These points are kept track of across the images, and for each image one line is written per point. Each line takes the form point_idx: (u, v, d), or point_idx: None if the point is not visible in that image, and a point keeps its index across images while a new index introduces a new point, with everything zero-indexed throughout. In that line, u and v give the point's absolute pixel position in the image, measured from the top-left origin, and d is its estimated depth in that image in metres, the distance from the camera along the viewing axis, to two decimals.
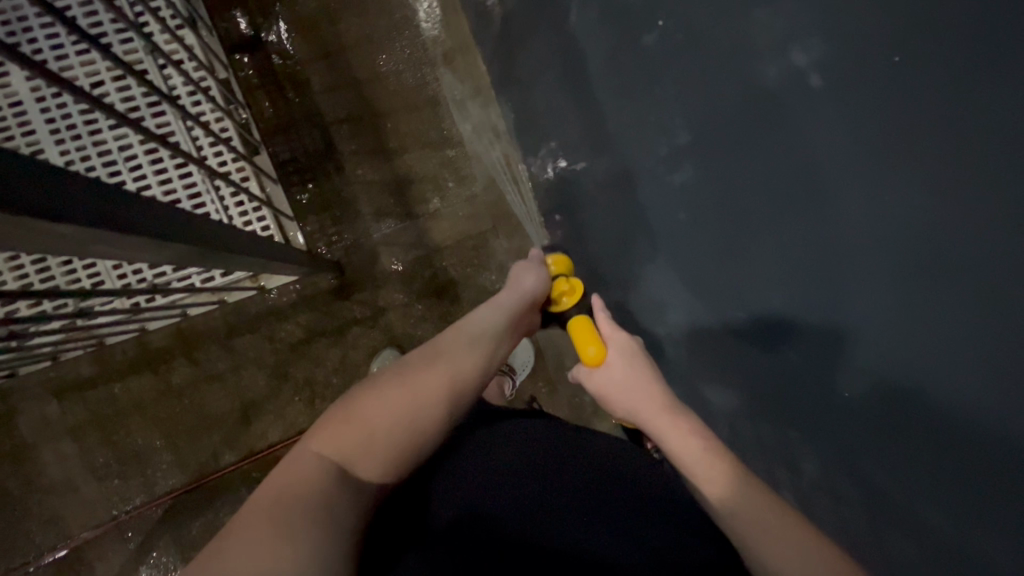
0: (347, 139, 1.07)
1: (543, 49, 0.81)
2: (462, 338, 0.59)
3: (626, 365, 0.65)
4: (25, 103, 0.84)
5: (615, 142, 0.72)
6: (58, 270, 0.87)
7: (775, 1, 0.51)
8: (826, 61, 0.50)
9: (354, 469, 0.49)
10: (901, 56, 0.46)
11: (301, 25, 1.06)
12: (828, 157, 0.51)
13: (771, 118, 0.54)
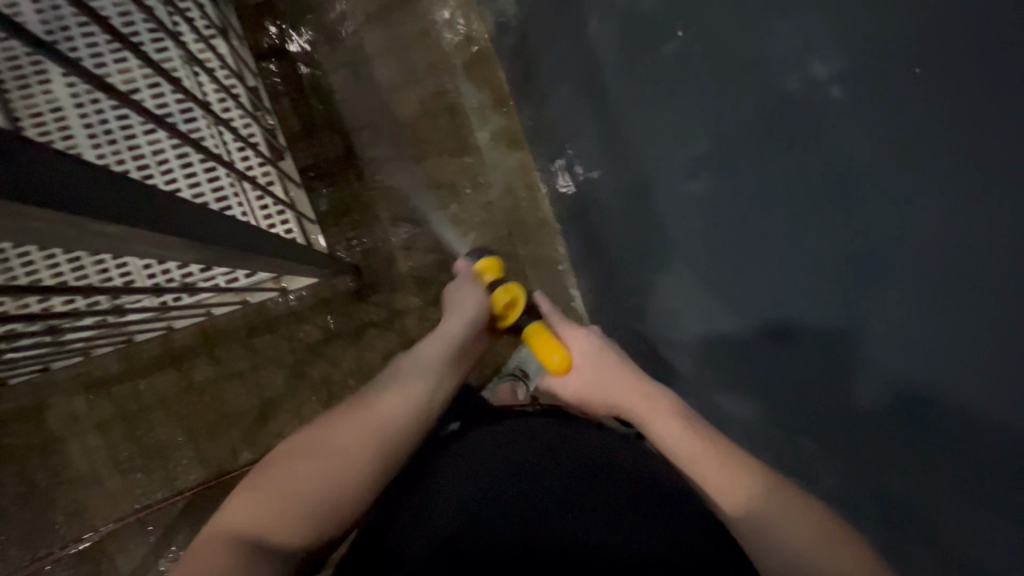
0: (367, 145, 1.09)
1: (562, 58, 0.82)
2: (387, 388, 0.62)
3: (595, 365, 0.67)
4: (65, 108, 0.88)
5: (632, 149, 0.72)
6: (92, 268, 0.90)
7: (793, 14, 0.51)
8: (847, 70, 0.49)
9: (275, 527, 0.52)
10: (921, 67, 0.45)
11: (326, 34, 1.09)
12: (850, 166, 0.50)
13: (792, 126, 0.53)
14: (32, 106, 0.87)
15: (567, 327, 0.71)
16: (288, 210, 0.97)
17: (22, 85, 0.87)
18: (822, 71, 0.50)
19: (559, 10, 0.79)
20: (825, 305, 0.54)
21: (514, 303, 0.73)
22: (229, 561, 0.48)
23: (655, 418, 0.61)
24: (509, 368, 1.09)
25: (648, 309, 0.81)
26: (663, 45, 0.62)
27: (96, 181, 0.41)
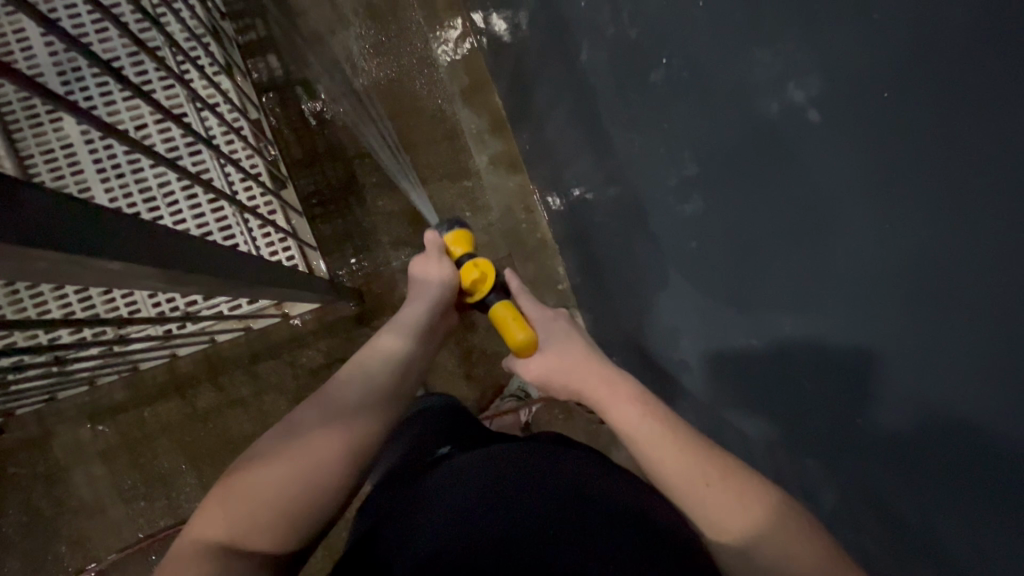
0: (369, 171, 1.12)
1: (556, 85, 0.84)
2: (356, 396, 0.62)
3: (558, 350, 0.67)
4: (76, 146, 0.91)
5: (626, 172, 0.74)
6: (100, 298, 0.92)
7: (772, 41, 0.50)
8: (824, 94, 0.47)
9: (247, 541, 0.53)
10: (890, 92, 0.43)
11: (328, 67, 1.12)
12: (830, 188, 0.49)
13: (775, 148, 0.53)
14: (44, 144, 0.90)
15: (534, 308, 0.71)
16: (291, 240, 0.99)
17: (34, 123, 0.90)
18: (800, 97, 0.49)
19: (550, 40, 0.81)
20: (815, 323, 0.54)
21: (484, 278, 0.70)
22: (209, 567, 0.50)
23: (612, 399, 0.62)
24: (512, 389, 1.09)
25: (648, 328, 0.81)
26: (650, 72, 0.63)
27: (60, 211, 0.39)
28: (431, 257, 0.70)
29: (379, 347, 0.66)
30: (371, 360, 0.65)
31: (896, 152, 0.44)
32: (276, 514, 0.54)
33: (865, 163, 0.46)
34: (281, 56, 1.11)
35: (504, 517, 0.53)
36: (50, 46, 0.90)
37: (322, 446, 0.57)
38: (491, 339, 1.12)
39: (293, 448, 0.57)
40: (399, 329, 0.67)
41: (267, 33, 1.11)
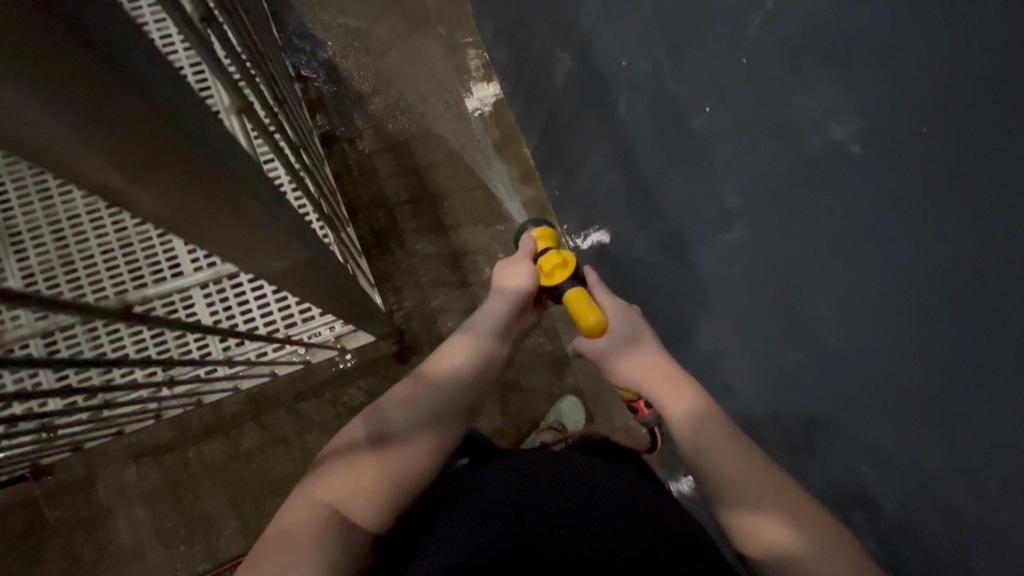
0: (409, 217, 1.20)
1: (591, 136, 0.92)
2: (436, 385, 0.66)
3: (626, 339, 0.70)
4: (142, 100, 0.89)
5: (660, 210, 0.81)
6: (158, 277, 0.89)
7: (811, 87, 0.51)
8: (865, 131, 0.48)
9: (349, 514, 0.58)
10: (926, 126, 0.43)
11: (370, 125, 1.22)
12: (863, 224, 0.51)
13: (812, 181, 0.54)
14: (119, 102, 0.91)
15: (604, 296, 0.73)
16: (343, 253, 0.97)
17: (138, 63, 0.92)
18: (840, 135, 0.50)
19: (583, 99, 0.90)
20: (833, 345, 0.59)
21: (563, 264, 0.74)
22: (316, 534, 0.56)
23: (674, 396, 0.65)
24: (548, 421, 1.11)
25: (687, 357, 0.86)
26: (691, 119, 0.66)
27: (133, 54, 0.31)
28: (519, 259, 0.75)
29: (450, 357, 0.69)
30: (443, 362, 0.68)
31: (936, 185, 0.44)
32: (373, 480, 0.60)
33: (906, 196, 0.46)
34: (327, 115, 1.21)
35: (574, 504, 0.60)
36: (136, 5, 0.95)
37: (411, 436, 0.63)
38: (527, 375, 1.16)
39: (384, 434, 0.62)
40: (484, 320, 0.71)
41: (316, 95, 1.22)
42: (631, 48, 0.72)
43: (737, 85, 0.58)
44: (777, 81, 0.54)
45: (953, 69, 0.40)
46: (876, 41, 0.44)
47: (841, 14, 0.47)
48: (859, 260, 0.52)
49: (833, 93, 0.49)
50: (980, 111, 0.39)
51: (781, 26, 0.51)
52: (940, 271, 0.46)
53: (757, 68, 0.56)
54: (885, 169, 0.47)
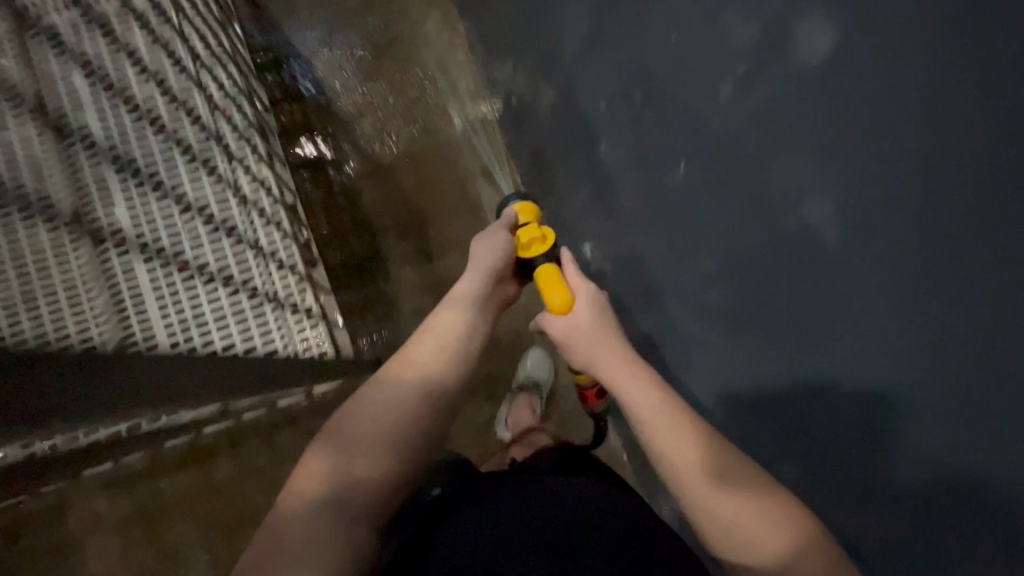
0: (393, 245, 1.16)
1: (575, 172, 0.88)
2: (422, 363, 0.56)
3: (597, 324, 0.60)
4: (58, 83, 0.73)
5: (642, 258, 0.76)
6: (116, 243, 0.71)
7: (787, 161, 0.47)
8: (838, 215, 0.44)
9: (348, 505, 0.48)
10: (895, 215, 0.39)
11: (356, 148, 1.19)
12: (837, 314, 0.46)
13: (788, 258, 0.50)
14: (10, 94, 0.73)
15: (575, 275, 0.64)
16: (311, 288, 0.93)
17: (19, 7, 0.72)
18: (814, 217, 0.46)
19: (567, 134, 0.85)
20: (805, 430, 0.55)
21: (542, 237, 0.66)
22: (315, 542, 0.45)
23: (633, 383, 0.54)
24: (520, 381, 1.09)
25: None
26: (667, 176, 0.63)
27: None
28: (492, 231, 0.66)
29: (441, 324, 0.59)
30: (435, 333, 0.58)
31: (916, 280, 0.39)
32: (376, 444, 0.51)
33: (889, 288, 0.41)
34: (312, 137, 1.18)
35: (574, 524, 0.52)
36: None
37: (415, 403, 0.53)
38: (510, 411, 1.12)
39: (375, 407, 0.52)
40: (463, 297, 0.60)
41: (306, 118, 1.18)
42: (612, 96, 0.68)
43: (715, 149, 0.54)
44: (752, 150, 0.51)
45: (948, 160, 0.35)
46: (859, 116, 0.40)
47: (824, 81, 0.42)
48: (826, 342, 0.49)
49: (814, 169, 0.45)
50: (962, 201, 0.35)
51: (763, 91, 0.47)
52: (914, 372, 0.41)
53: (723, 134, 0.53)
54: (862, 257, 0.43)
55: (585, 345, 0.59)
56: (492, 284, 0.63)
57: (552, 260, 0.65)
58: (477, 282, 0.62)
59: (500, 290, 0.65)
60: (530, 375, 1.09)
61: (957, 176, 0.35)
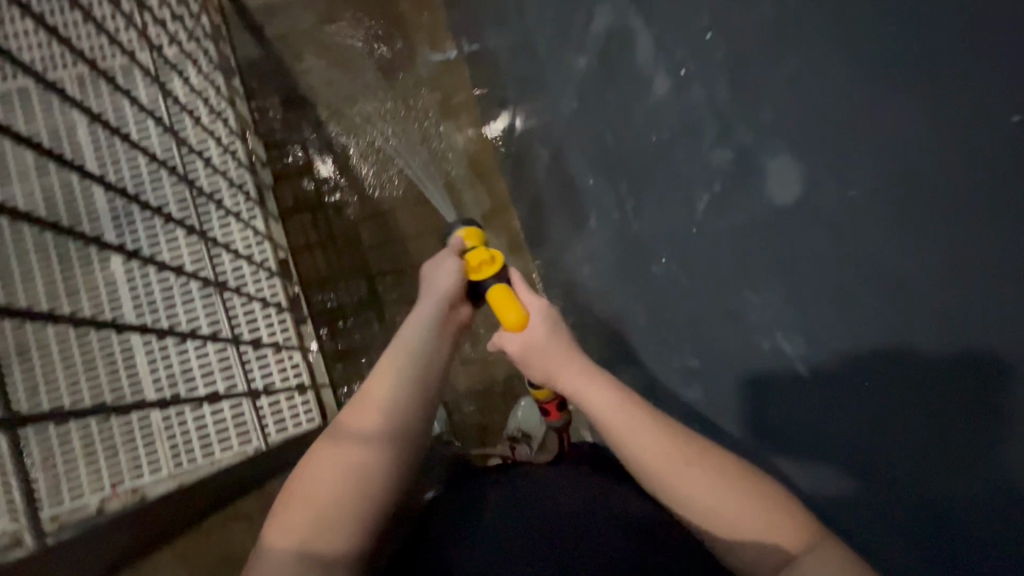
0: (389, 289, 1.12)
1: (570, 231, 0.83)
2: (391, 391, 0.51)
3: (553, 334, 0.54)
4: (74, 184, 0.74)
5: (632, 335, 0.72)
6: (96, 343, 0.70)
7: (761, 289, 0.46)
8: (812, 354, 0.43)
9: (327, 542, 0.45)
10: (872, 382, 0.39)
11: (355, 188, 1.15)
12: (821, 450, 0.45)
13: (767, 381, 0.49)
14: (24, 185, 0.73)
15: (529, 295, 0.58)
16: (298, 355, 0.84)
17: (52, 139, 0.76)
18: (789, 348, 0.45)
19: (564, 194, 0.81)
20: None
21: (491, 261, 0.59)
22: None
23: (592, 388, 0.51)
24: (508, 433, 1.03)
25: None
26: (652, 266, 0.61)
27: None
28: (445, 255, 0.59)
29: (393, 362, 0.52)
30: (387, 378, 0.51)
31: (887, 433, 0.39)
32: (337, 524, 0.45)
33: (869, 436, 0.40)
34: (312, 176, 1.15)
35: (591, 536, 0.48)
36: (55, 53, 0.78)
37: (371, 465, 0.47)
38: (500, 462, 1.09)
39: (332, 473, 0.46)
40: (416, 326, 0.54)
41: (305, 159, 1.15)
42: (608, 172, 0.65)
43: (699, 257, 0.53)
44: (729, 272, 0.50)
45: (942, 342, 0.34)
46: (836, 267, 0.39)
47: (804, 221, 0.41)
48: (831, 474, 0.45)
49: (781, 302, 0.45)
50: (943, 386, 0.34)
51: (732, 215, 0.47)
52: (892, 510, 0.40)
53: (716, 243, 0.50)
54: (838, 402, 0.42)
55: (540, 363, 0.54)
56: (444, 314, 0.56)
57: (504, 280, 0.58)
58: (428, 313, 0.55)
59: (452, 316, 0.57)
60: (520, 426, 1.03)
61: (951, 354, 0.33)
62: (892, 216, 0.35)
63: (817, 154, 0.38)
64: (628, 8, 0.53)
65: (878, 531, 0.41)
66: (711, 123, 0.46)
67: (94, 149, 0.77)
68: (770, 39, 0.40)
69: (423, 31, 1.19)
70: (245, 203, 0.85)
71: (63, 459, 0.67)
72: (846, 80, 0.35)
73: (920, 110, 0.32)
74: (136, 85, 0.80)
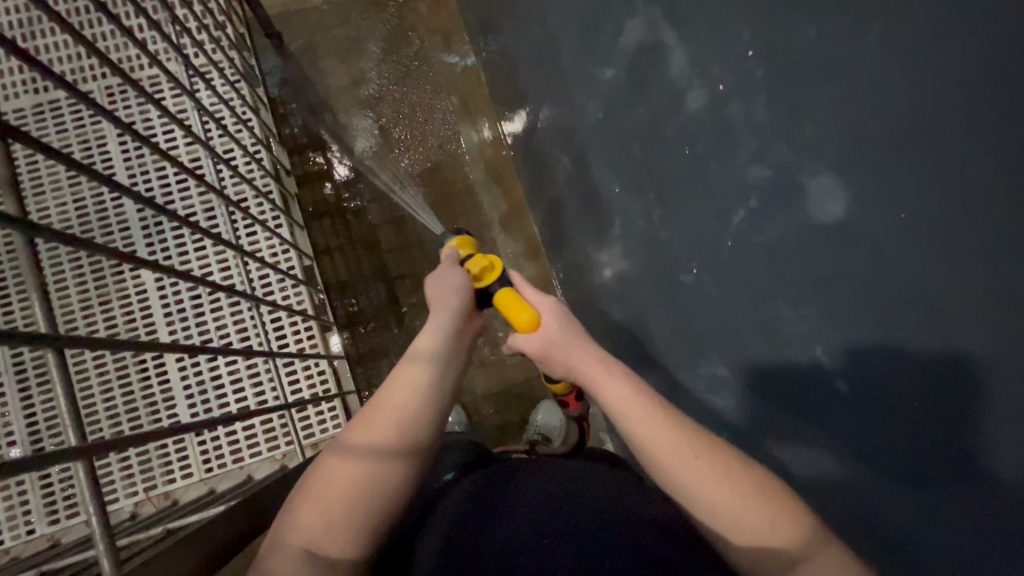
0: (408, 292, 1.13)
1: (591, 236, 0.84)
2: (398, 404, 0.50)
3: (568, 330, 0.56)
4: (106, 199, 0.76)
5: (657, 341, 0.72)
6: (132, 365, 0.72)
7: (798, 302, 0.47)
8: (849, 366, 0.44)
9: (328, 545, 0.45)
10: (916, 400, 0.39)
11: (374, 193, 1.16)
12: (856, 459, 0.45)
13: (800, 392, 0.50)
14: (59, 199, 0.75)
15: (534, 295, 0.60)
16: (325, 360, 0.80)
17: (83, 153, 0.78)
18: (825, 360, 0.46)
19: (586, 200, 0.82)
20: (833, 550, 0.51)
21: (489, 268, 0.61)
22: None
23: (612, 381, 0.52)
24: (528, 435, 1.04)
25: None
26: (681, 274, 0.62)
27: (58, 371, 0.38)
28: (448, 265, 0.61)
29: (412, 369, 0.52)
30: (408, 380, 0.51)
31: (923, 446, 0.39)
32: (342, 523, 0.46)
33: (906, 449, 0.41)
34: (333, 181, 1.16)
35: (583, 525, 0.47)
36: (86, 67, 0.80)
37: (379, 468, 0.48)
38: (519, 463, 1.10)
39: (343, 478, 0.47)
40: (430, 337, 0.55)
41: (325, 163, 1.16)
42: (635, 181, 0.66)
43: (732, 266, 0.54)
44: (763, 282, 0.50)
45: (985, 362, 0.34)
46: (877, 282, 0.39)
47: (844, 241, 0.41)
48: (861, 481, 0.45)
49: (817, 315, 0.45)
50: (983, 404, 0.34)
51: (768, 229, 0.48)
52: (928, 517, 0.40)
53: (749, 256, 0.51)
54: (877, 413, 0.42)
55: (562, 357, 0.55)
56: (460, 323, 0.57)
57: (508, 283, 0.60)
58: (443, 322, 0.56)
59: (469, 323, 0.59)
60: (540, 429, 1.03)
61: (991, 372, 0.33)
62: (926, 238, 0.35)
63: (858, 175, 0.39)
64: (660, 23, 0.53)
65: (914, 540, 0.42)
66: (747, 139, 0.47)
67: (124, 162, 0.78)
68: (810, 59, 0.40)
69: (440, 37, 1.20)
70: (271, 212, 0.85)
71: (101, 472, 0.69)
72: (894, 102, 0.35)
73: (960, 135, 0.32)
74: (165, 97, 0.81)
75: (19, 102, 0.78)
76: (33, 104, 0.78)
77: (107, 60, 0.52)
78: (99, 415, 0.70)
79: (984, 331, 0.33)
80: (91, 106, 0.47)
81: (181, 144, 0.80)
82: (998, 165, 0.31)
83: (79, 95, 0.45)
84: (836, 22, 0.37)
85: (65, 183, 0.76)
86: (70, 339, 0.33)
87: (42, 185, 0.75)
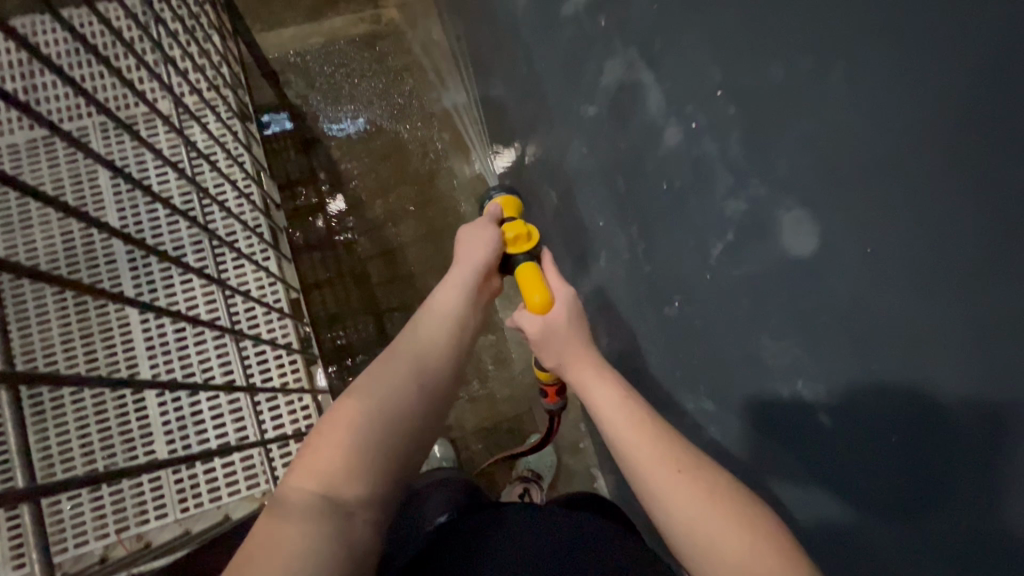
0: (398, 325, 1.12)
1: (578, 270, 0.84)
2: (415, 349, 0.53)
3: (575, 320, 0.56)
4: (94, 234, 0.76)
5: (646, 375, 0.71)
6: (110, 401, 0.70)
7: (780, 337, 0.46)
8: (833, 403, 0.43)
9: (345, 482, 0.44)
10: (897, 437, 0.38)
11: (364, 226, 1.17)
12: (842, 496, 0.45)
13: (785, 426, 0.49)
14: (45, 234, 0.75)
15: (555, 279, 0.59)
16: (309, 396, 0.78)
17: (73, 189, 0.78)
18: (809, 395, 0.45)
19: (573, 235, 0.82)
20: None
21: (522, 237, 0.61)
22: (315, 521, 0.41)
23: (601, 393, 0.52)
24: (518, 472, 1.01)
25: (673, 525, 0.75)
26: (666, 307, 0.62)
27: (14, 410, 0.37)
28: (483, 222, 0.61)
29: (428, 323, 0.55)
30: (424, 330, 0.55)
31: (906, 481, 0.39)
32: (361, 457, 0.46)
33: (891, 485, 0.40)
34: (323, 215, 1.16)
35: None
36: (81, 106, 0.81)
37: (396, 400, 0.49)
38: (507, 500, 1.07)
39: (356, 417, 0.47)
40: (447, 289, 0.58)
41: (317, 198, 1.17)
42: (618, 214, 0.66)
43: (715, 299, 0.54)
44: (745, 315, 0.50)
45: (959, 394, 0.34)
46: (854, 316, 0.39)
47: (819, 275, 0.41)
48: (852, 520, 0.44)
49: (797, 348, 0.45)
50: (960, 437, 0.34)
51: (745, 262, 0.48)
52: (918, 557, 0.39)
53: (731, 289, 0.51)
54: (860, 449, 0.42)
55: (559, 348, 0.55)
56: (478, 282, 0.59)
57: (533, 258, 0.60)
58: (463, 277, 0.58)
59: (486, 284, 0.61)
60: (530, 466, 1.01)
61: (964, 406, 0.33)
62: (896, 271, 0.36)
63: (828, 208, 0.39)
64: (638, 63, 0.55)
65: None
66: (724, 175, 0.48)
67: (114, 198, 0.79)
68: (777, 99, 0.41)
69: (432, 76, 1.24)
70: (259, 246, 0.84)
71: (71, 514, 0.67)
72: (859, 140, 0.36)
73: (920, 171, 0.33)
74: (158, 135, 0.82)
75: (12, 139, 0.78)
76: (26, 141, 0.79)
77: (98, 101, 0.53)
78: (73, 454, 0.67)
79: (957, 362, 0.33)
80: (77, 146, 0.47)
81: (172, 180, 0.81)
82: (961, 200, 0.31)
83: (62, 132, 0.45)
84: (803, 64, 0.39)
85: (52, 219, 0.75)
86: (33, 379, 0.32)
87: (29, 220, 0.75)
